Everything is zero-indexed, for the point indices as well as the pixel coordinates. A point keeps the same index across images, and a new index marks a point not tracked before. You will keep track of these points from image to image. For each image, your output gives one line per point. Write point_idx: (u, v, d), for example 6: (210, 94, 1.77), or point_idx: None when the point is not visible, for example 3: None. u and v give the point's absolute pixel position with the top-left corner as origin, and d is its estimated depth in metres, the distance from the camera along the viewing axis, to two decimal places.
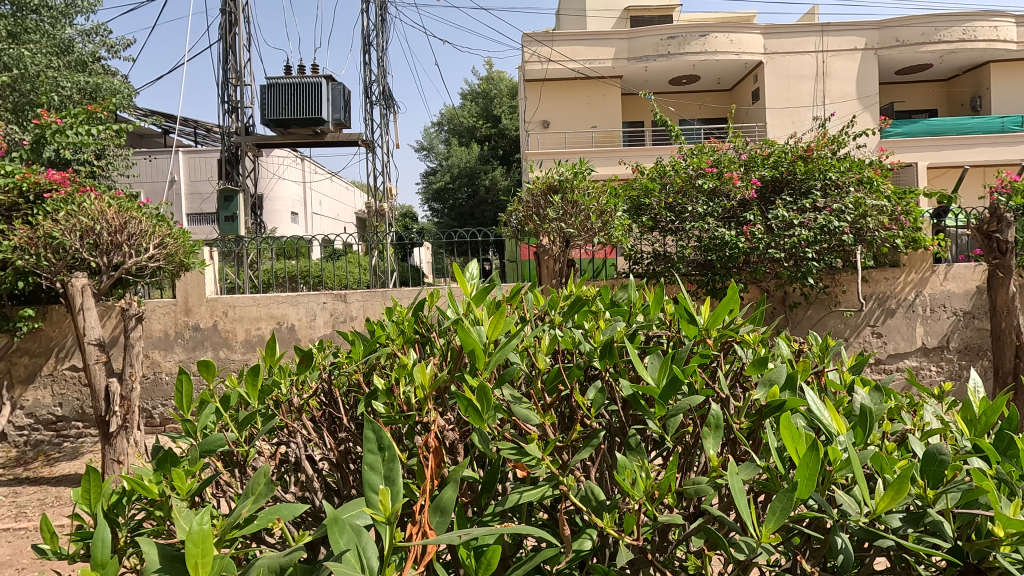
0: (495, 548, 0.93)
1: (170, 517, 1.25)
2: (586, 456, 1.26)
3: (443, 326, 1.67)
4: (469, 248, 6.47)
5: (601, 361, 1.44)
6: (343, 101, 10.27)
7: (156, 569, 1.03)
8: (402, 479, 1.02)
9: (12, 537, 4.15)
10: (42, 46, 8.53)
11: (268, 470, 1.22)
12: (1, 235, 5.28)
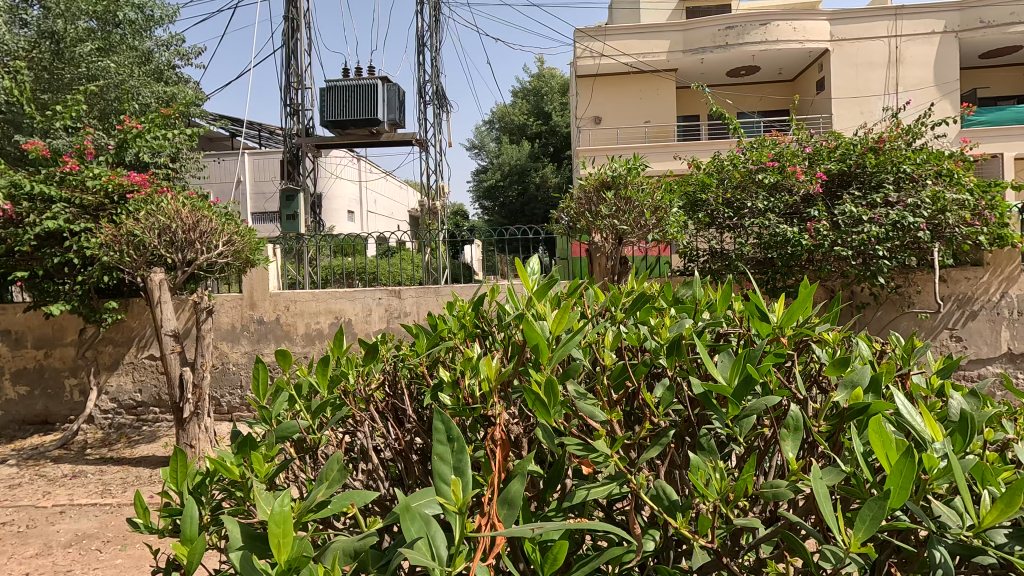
0: (561, 543, 0.93)
1: (250, 498, 1.33)
2: (654, 455, 1.25)
3: (505, 321, 1.68)
4: (520, 245, 6.49)
5: (666, 360, 1.38)
6: (397, 102, 10.53)
7: (240, 546, 1.10)
8: (471, 471, 1.03)
9: (100, 512, 4.49)
10: (126, 58, 9.17)
11: (341, 457, 1.28)
12: (90, 233, 5.71)
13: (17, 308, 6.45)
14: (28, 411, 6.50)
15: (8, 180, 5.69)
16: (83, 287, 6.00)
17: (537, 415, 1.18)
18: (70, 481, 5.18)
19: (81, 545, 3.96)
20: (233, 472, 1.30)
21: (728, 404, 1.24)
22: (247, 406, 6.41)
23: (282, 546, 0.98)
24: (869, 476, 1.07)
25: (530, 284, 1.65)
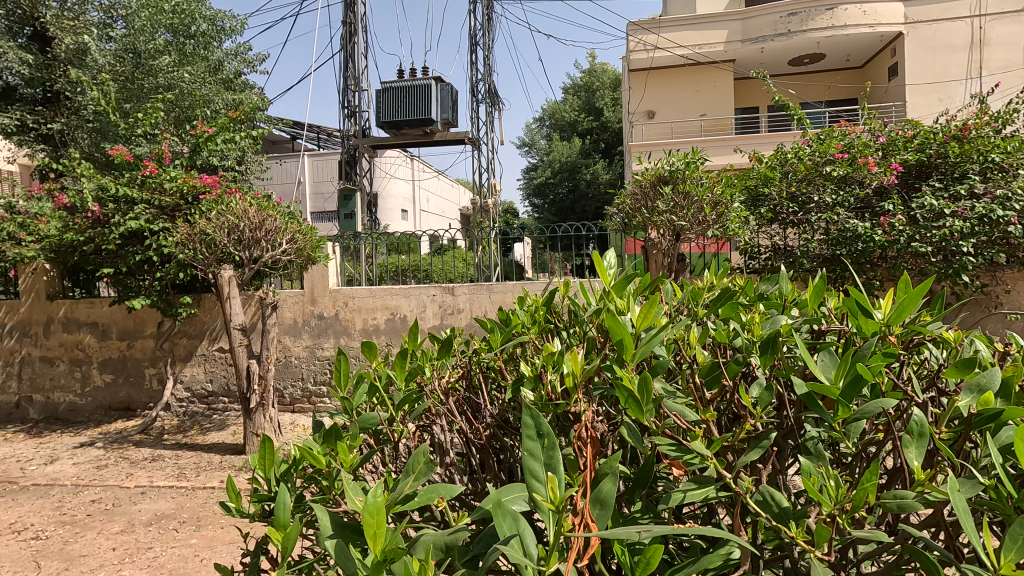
0: (656, 548, 0.89)
1: (334, 487, 1.35)
2: (752, 458, 1.21)
3: (582, 316, 1.67)
4: (571, 243, 6.44)
5: (759, 359, 1.36)
6: (451, 101, 10.65)
7: (331, 534, 1.13)
8: (562, 466, 1.02)
9: (177, 494, 4.79)
10: (199, 68, 9.72)
11: (425, 448, 1.29)
12: (167, 233, 6.08)
13: (103, 302, 6.96)
14: (113, 397, 7.01)
15: (96, 183, 6.13)
16: (161, 283, 6.40)
17: (630, 412, 1.18)
18: (150, 464, 5.55)
19: (160, 524, 4.23)
20: (320, 461, 1.33)
21: (837, 406, 1.18)
22: (308, 398, 6.68)
23: (374, 536, 1.00)
24: (1015, 491, 0.99)
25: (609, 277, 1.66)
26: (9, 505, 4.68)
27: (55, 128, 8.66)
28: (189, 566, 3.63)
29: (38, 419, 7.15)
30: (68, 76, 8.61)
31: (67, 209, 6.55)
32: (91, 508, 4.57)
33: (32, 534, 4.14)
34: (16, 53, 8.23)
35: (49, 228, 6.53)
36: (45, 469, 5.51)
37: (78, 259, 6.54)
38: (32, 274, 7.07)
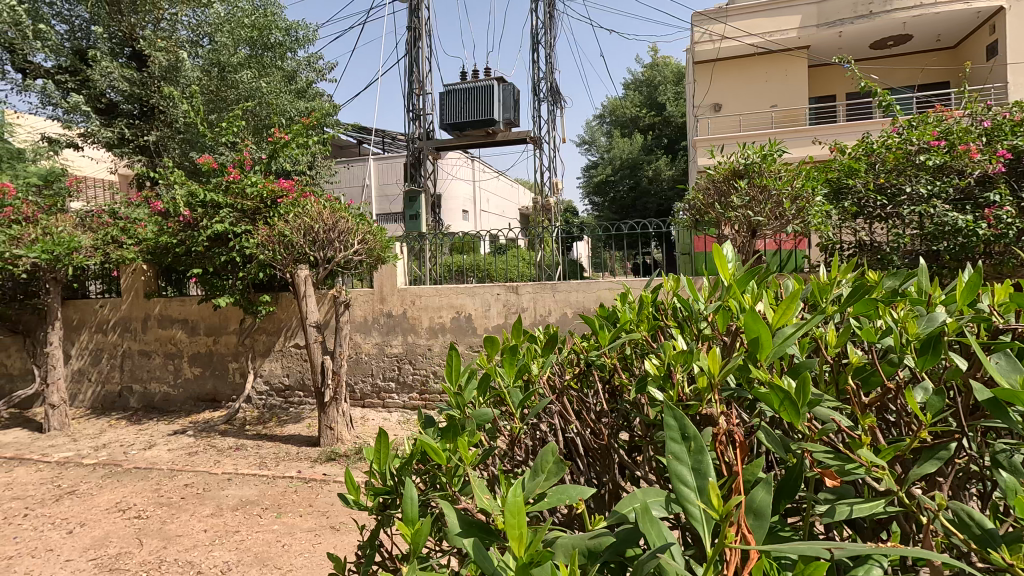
0: (826, 566, 0.82)
1: (454, 484, 1.36)
2: (929, 471, 1.11)
3: (697, 313, 1.60)
4: (634, 240, 6.29)
5: (917, 361, 1.26)
6: (513, 102, 10.69)
7: (461, 533, 1.14)
8: (712, 472, 0.97)
9: (259, 482, 5.07)
10: (276, 78, 10.26)
11: (552, 448, 1.28)
12: (249, 235, 6.44)
13: (192, 300, 7.47)
14: (201, 389, 7.50)
15: (187, 189, 6.57)
16: (243, 282, 6.78)
17: (785, 417, 1.11)
18: (234, 452, 5.90)
19: (245, 510, 4.49)
20: (440, 458, 1.33)
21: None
22: (377, 394, 6.90)
23: (518, 538, 0.99)
24: None
25: (729, 272, 1.55)
26: (115, 486, 5.10)
27: (150, 140, 9.37)
28: (272, 550, 3.82)
29: (136, 408, 7.76)
30: (162, 91, 9.30)
31: (161, 214, 7.06)
32: (183, 492, 4.91)
33: (134, 513, 4.49)
34: (117, 72, 8.97)
35: (146, 231, 7.07)
36: (144, 454, 5.97)
37: (171, 260, 7.04)
38: (131, 274, 7.69)
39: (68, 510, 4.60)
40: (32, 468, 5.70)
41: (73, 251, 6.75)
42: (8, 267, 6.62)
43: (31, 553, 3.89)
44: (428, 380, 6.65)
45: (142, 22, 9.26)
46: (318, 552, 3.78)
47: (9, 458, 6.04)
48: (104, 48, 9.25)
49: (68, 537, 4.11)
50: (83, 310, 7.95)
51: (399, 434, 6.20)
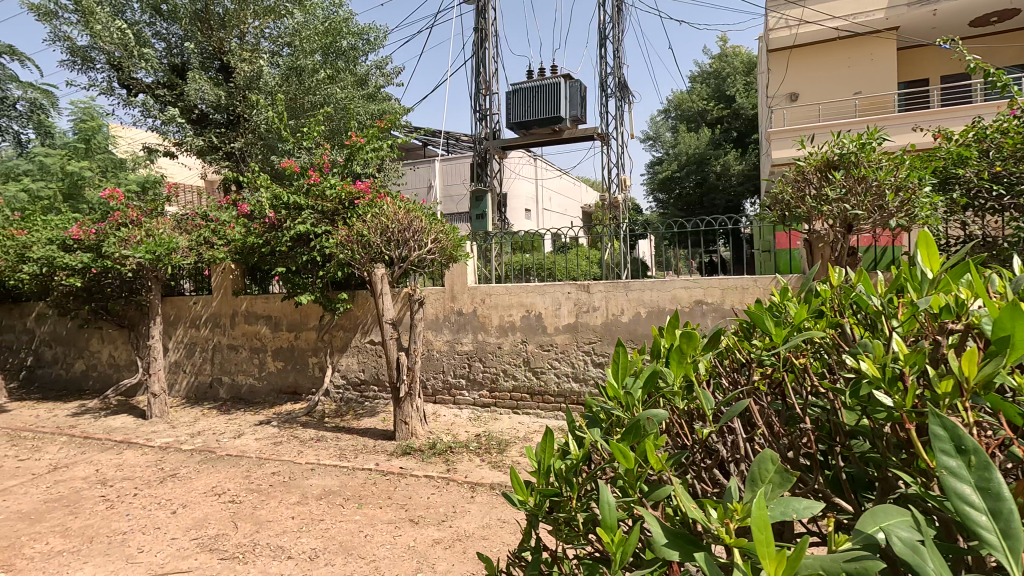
0: None
1: (635, 486, 1.33)
2: None
3: (888, 309, 1.46)
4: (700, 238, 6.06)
5: None
6: (580, 98, 10.55)
7: (669, 544, 1.11)
8: (1008, 495, 0.91)
9: (341, 472, 5.26)
10: (348, 83, 10.66)
11: (766, 454, 1.19)
12: (330, 235, 6.71)
13: (276, 298, 7.87)
14: (283, 382, 7.90)
15: (272, 192, 6.91)
16: (322, 280, 7.08)
17: None
18: (316, 443, 6.17)
19: (329, 499, 4.67)
20: (628, 461, 1.31)
21: None
22: (448, 390, 7.00)
23: (773, 558, 0.92)
24: None
25: (938, 267, 1.48)
26: (211, 471, 5.45)
27: (236, 147, 9.95)
28: (355, 540, 3.95)
29: (225, 398, 8.28)
30: (247, 101, 9.86)
31: (248, 216, 7.48)
32: (272, 479, 5.18)
33: (229, 497, 4.77)
34: (208, 84, 9.60)
35: (235, 232, 7.51)
36: (235, 442, 6.35)
37: (257, 260, 7.44)
38: (222, 273, 8.21)
39: (171, 492, 4.95)
40: (138, 452, 6.19)
41: (172, 251, 7.28)
42: (117, 266, 7.23)
43: (141, 530, 4.21)
44: (499, 378, 6.70)
45: (229, 36, 9.85)
46: (400, 544, 3.86)
47: (119, 441, 6.59)
48: (196, 62, 9.90)
49: (172, 517, 4.41)
50: (179, 306, 8.57)
51: (470, 431, 6.27)
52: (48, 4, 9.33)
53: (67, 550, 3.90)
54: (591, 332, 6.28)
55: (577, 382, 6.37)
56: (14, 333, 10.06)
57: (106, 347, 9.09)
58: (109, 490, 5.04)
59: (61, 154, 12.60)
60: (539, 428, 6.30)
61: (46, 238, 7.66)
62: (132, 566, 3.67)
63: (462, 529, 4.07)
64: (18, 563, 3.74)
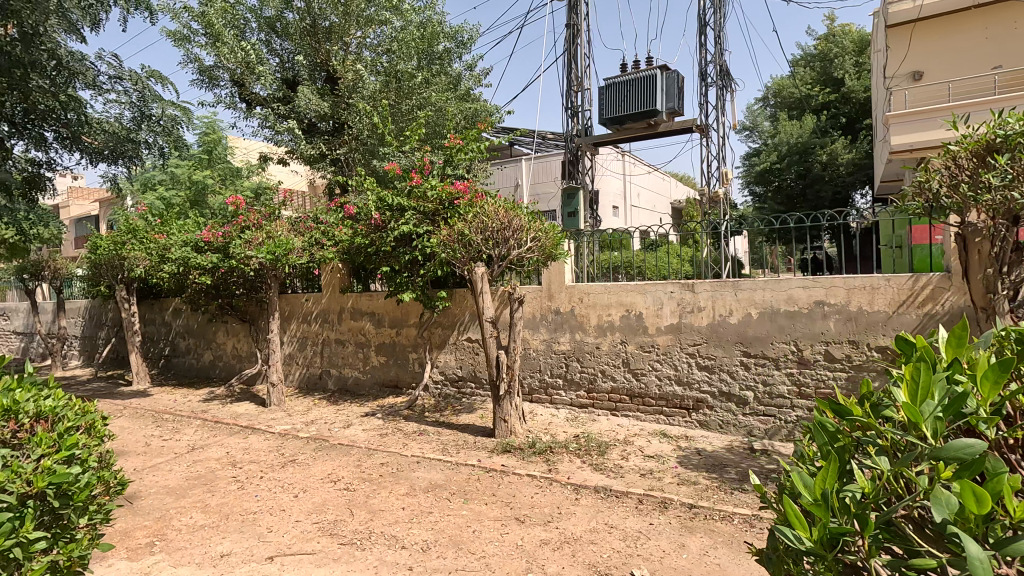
0: None
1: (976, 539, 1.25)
2: None
3: None
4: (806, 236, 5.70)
5: None
6: (677, 89, 10.03)
7: None
8: None
9: (445, 467, 5.38)
10: (442, 86, 10.97)
11: None
12: (432, 235, 6.90)
13: (379, 295, 8.24)
14: (386, 376, 8.25)
15: (377, 194, 7.21)
16: (423, 279, 7.30)
17: None
18: (419, 437, 6.37)
19: (435, 492, 4.79)
20: (978, 506, 1.23)
21: None
22: (544, 390, 6.97)
23: None
24: None
25: None
26: (326, 459, 5.79)
27: (340, 153, 10.51)
28: (464, 535, 4.00)
29: (333, 390, 8.79)
30: (350, 108, 10.39)
31: (354, 217, 7.86)
32: (381, 470, 5.40)
33: (344, 485, 5.03)
34: (316, 94, 10.20)
35: (343, 234, 7.92)
36: (345, 432, 6.71)
37: (362, 260, 7.81)
38: (330, 272, 8.72)
39: (292, 476, 5.30)
40: (262, 437, 6.71)
41: (288, 252, 7.82)
42: (242, 266, 7.87)
43: (269, 510, 4.53)
44: (597, 379, 6.58)
45: (334, 47, 10.40)
46: (508, 542, 3.87)
47: (244, 426, 7.17)
48: (306, 74, 10.57)
49: (295, 500, 4.71)
50: (293, 303, 9.20)
51: (568, 431, 6.22)
52: (182, 29, 10.34)
53: (208, 525, 4.28)
54: (696, 333, 6.00)
55: (681, 386, 6.12)
56: (154, 326, 11.29)
57: (231, 340, 9.97)
58: (239, 472, 5.49)
59: (191, 165, 13.97)
60: (640, 431, 6.12)
61: (182, 240, 8.49)
62: (264, 544, 3.95)
63: (569, 531, 4.00)
64: (169, 534, 4.14)
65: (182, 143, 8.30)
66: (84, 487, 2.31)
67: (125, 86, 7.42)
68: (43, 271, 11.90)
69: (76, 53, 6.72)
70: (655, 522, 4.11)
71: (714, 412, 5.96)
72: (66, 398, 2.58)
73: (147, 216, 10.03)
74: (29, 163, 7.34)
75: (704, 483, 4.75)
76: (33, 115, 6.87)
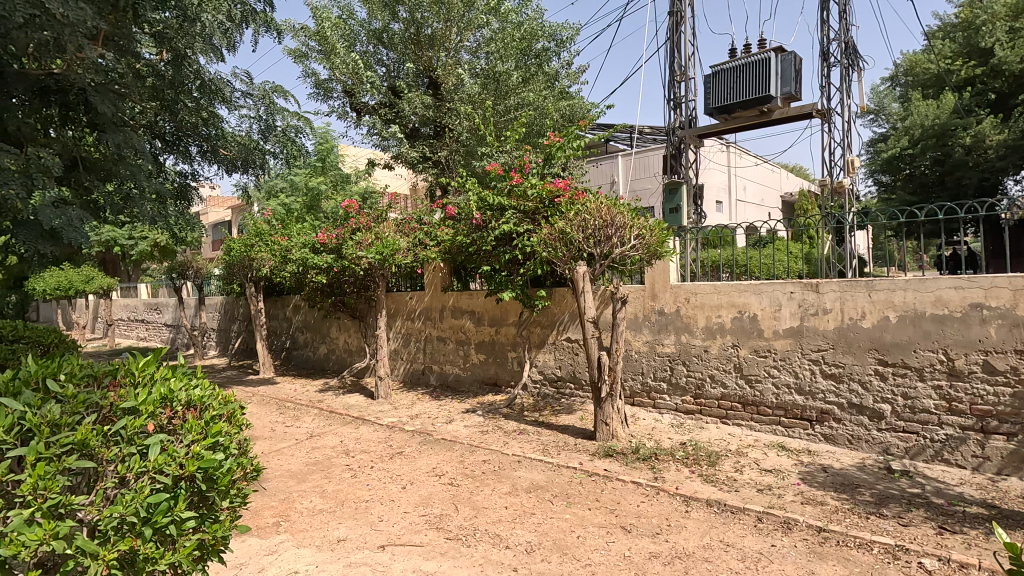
0: None
1: None
2: None
3: None
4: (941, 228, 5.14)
5: None
6: (794, 72, 9.20)
7: None
8: None
9: (547, 468, 5.33)
10: (540, 85, 10.96)
11: None
12: (532, 234, 6.88)
13: (479, 294, 8.37)
14: (485, 373, 8.37)
15: (478, 194, 7.30)
16: (523, 278, 7.30)
17: None
18: (519, 436, 6.38)
19: (538, 494, 4.75)
20: None
21: None
22: (647, 393, 6.70)
23: None
24: None
25: None
26: (430, 453, 5.97)
27: (441, 155, 10.80)
28: (568, 540, 3.91)
29: (435, 385, 9.07)
30: (451, 111, 10.65)
31: (454, 218, 8.01)
32: (483, 467, 5.46)
33: (448, 480, 5.14)
34: (419, 99, 10.59)
35: (445, 234, 8.12)
36: (448, 427, 6.88)
37: (463, 259, 7.96)
38: (433, 271, 9.00)
39: (400, 468, 5.51)
40: (371, 428, 7.06)
41: (395, 252, 8.18)
42: (353, 266, 8.35)
43: (379, 500, 4.73)
44: (704, 384, 6.21)
45: (436, 54, 10.71)
46: (615, 552, 3.72)
47: (355, 417, 7.59)
48: (410, 81, 10.99)
49: (403, 492, 4.89)
50: (398, 301, 9.62)
51: (673, 438, 5.93)
52: (301, 47, 11.18)
53: (326, 510, 4.54)
54: (820, 338, 5.47)
55: (802, 395, 5.60)
56: (277, 320, 12.32)
57: (343, 335, 10.64)
58: (352, 460, 5.81)
59: (307, 172, 15.10)
60: (754, 442, 5.69)
61: (301, 242, 9.14)
62: (376, 532, 4.11)
63: (680, 546, 3.78)
64: (292, 515, 4.45)
65: (302, 152, 8.95)
66: (227, 472, 2.50)
67: (254, 102, 8.12)
68: (188, 271, 13.42)
69: (217, 75, 7.47)
70: (777, 544, 3.77)
71: (842, 425, 5.39)
72: (211, 387, 2.81)
73: (270, 220, 10.92)
74: (178, 175, 8.29)
75: (833, 504, 4.30)
76: (181, 132, 7.72)
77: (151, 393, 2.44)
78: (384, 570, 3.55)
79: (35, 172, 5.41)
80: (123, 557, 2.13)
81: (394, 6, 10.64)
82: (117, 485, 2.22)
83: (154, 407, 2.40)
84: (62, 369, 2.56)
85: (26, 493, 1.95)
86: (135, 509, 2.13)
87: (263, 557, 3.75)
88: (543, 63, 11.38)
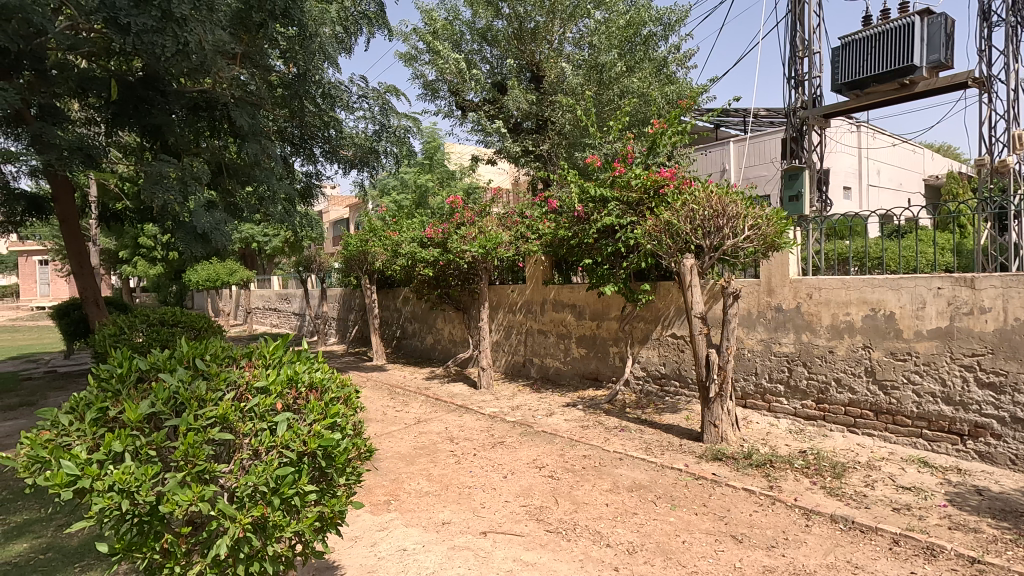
0: None
1: None
2: None
3: None
4: None
5: None
6: (946, 37, 7.97)
7: None
8: None
9: (649, 467, 5.17)
10: (646, 71, 10.58)
11: None
12: (636, 225, 6.66)
13: (581, 288, 8.27)
14: (586, 367, 8.27)
15: (580, 186, 7.19)
16: (626, 271, 7.09)
17: None
18: (621, 433, 6.24)
19: (640, 493, 4.60)
20: None
21: None
22: (762, 395, 6.24)
23: None
24: None
25: None
26: (530, 444, 6.02)
27: (544, 149, 10.81)
28: (673, 544, 3.75)
29: (536, 377, 9.15)
30: (553, 104, 10.58)
31: (556, 211, 7.89)
32: (584, 462, 5.41)
33: (548, 472, 5.15)
34: (523, 94, 10.61)
35: (546, 227, 8.03)
36: (548, 420, 6.93)
37: (564, 253, 7.88)
38: (534, 264, 9.05)
39: (501, 458, 5.62)
40: (474, 417, 7.28)
41: (497, 246, 8.33)
42: (458, 260, 8.60)
43: (482, 487, 4.84)
44: (829, 389, 5.66)
45: (539, 47, 10.76)
46: (724, 562, 3.51)
47: (459, 405, 7.86)
48: (514, 76, 11.05)
49: (504, 480, 4.97)
50: (501, 293, 9.79)
51: (792, 445, 5.49)
52: (411, 50, 11.72)
53: (432, 493, 4.74)
54: (976, 340, 4.75)
55: (950, 406, 4.92)
56: (389, 311, 13.08)
57: (448, 326, 11.08)
58: (456, 448, 6.00)
59: (416, 171, 15.86)
60: (889, 456, 5.10)
61: (410, 237, 9.55)
62: (479, 518, 4.22)
63: (799, 563, 3.48)
64: (402, 495, 4.70)
65: (412, 152, 9.37)
66: (344, 451, 2.67)
67: (370, 103, 8.63)
68: (312, 265, 14.66)
69: (337, 81, 8.05)
70: (919, 572, 3.34)
71: (1002, 443, 4.65)
72: (331, 371, 3.01)
73: (383, 217, 11.56)
74: (305, 176, 9.05)
75: (990, 533, 3.73)
76: (307, 135, 8.42)
77: (280, 374, 2.69)
78: (486, 556, 3.62)
79: (190, 178, 6.16)
80: (256, 522, 2.37)
81: (497, 4, 10.74)
82: (251, 457, 2.47)
83: (281, 387, 2.64)
84: (208, 351, 2.85)
85: (180, 459, 2.26)
86: (265, 480, 2.36)
87: (375, 533, 4.00)
88: (650, 48, 10.94)
